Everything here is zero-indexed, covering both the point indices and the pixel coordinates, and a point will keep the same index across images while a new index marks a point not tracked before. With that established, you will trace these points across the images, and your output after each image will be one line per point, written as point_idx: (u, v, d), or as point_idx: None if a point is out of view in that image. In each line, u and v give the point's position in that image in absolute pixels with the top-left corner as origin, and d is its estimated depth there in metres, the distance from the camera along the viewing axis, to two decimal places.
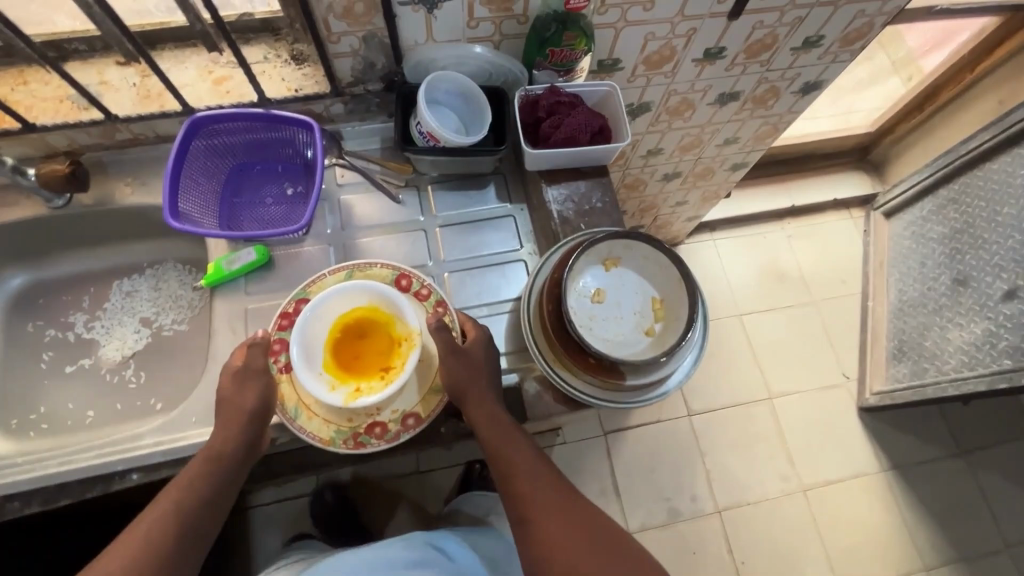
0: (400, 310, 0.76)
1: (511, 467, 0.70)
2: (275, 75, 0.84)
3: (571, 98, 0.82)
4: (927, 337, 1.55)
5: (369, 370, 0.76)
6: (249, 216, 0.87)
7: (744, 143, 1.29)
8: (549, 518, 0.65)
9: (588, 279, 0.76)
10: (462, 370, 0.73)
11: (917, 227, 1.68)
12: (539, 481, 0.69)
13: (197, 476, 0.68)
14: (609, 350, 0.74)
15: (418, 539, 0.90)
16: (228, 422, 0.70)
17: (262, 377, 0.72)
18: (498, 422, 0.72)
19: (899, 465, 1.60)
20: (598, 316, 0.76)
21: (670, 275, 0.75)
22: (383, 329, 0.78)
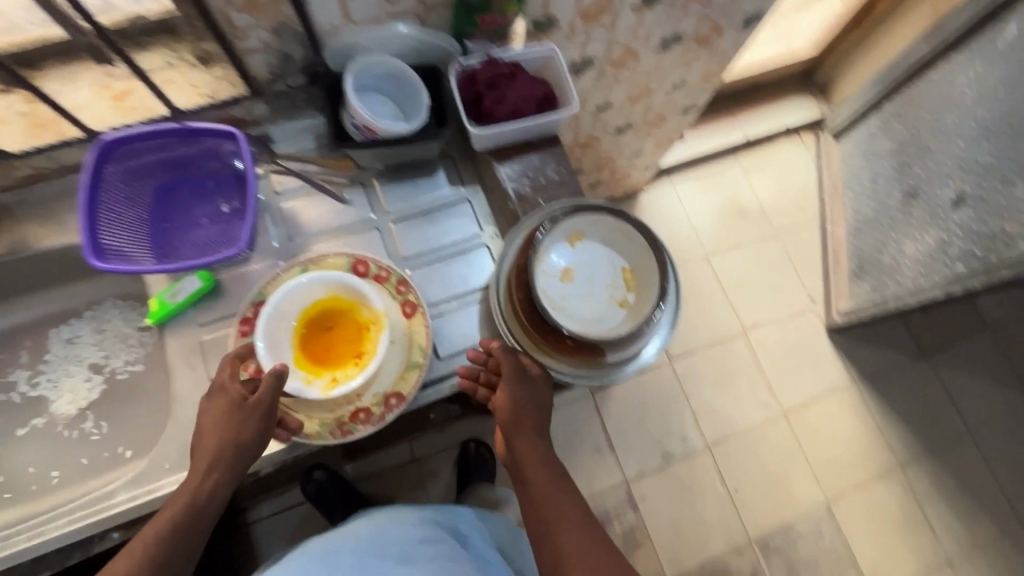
0: (364, 295, 0.72)
1: (549, 515, 0.64)
2: (183, 82, 0.76)
3: (510, 68, 0.77)
4: (885, 252, 1.58)
5: (342, 359, 0.73)
6: (186, 242, 0.80)
7: (692, 85, 1.26)
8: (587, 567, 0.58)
9: (555, 258, 0.74)
10: (521, 399, 0.71)
11: (868, 145, 1.71)
12: (582, 532, 0.62)
13: (184, 515, 0.62)
14: (586, 327, 0.73)
15: (430, 518, 0.85)
16: (223, 459, 0.65)
17: (267, 413, 0.67)
18: (543, 459, 0.68)
19: (869, 375, 1.68)
20: (570, 294, 0.74)
21: (637, 244, 0.73)
22: (348, 316, 0.74)
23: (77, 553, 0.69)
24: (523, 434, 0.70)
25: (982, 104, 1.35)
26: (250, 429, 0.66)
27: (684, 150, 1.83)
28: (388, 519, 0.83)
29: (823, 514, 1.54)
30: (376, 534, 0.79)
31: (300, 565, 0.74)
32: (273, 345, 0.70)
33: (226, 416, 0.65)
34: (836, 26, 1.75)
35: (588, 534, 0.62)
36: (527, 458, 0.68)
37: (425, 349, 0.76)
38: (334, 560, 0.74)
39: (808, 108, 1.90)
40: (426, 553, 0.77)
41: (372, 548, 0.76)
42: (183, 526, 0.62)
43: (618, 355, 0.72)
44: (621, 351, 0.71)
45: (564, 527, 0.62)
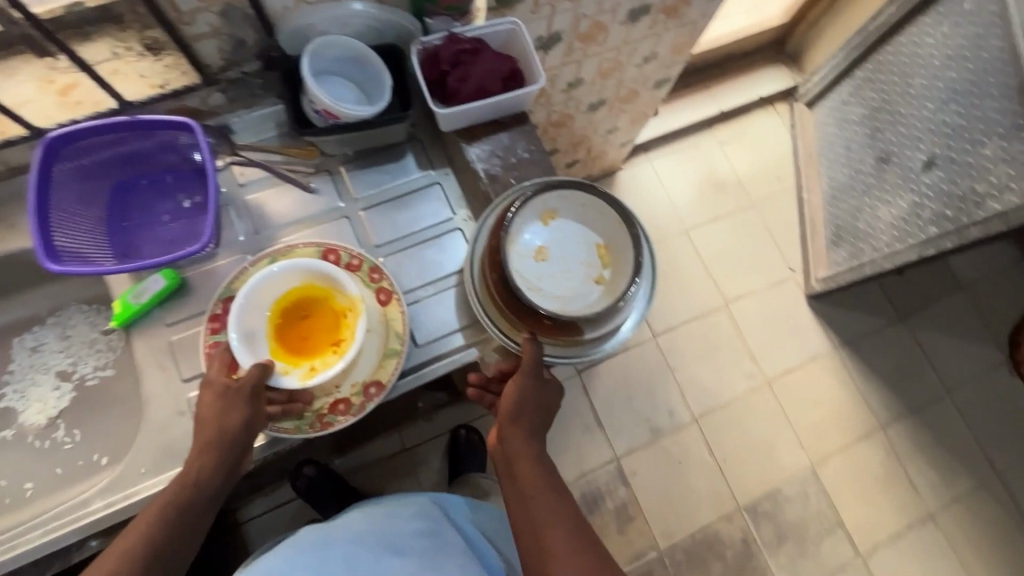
0: (338, 281, 0.71)
1: (536, 515, 0.64)
2: (130, 72, 0.73)
3: (473, 44, 0.75)
4: (860, 219, 1.60)
5: (320, 348, 0.72)
6: (148, 240, 0.77)
7: (662, 58, 1.25)
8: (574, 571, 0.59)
9: (529, 238, 0.73)
10: (523, 398, 0.70)
11: (840, 112, 1.72)
12: (566, 535, 0.62)
13: (176, 502, 0.62)
14: (562, 306, 0.72)
15: (425, 509, 0.82)
16: (211, 447, 0.64)
17: (252, 400, 0.65)
18: (535, 457, 0.68)
19: (849, 341, 1.71)
20: (545, 274, 0.74)
21: (609, 219, 0.73)
22: (324, 304, 0.73)
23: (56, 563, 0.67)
24: (518, 431, 0.69)
25: (950, 65, 1.36)
26: (234, 416, 0.64)
27: (659, 125, 1.82)
28: (381, 511, 0.80)
29: (809, 477, 1.57)
30: (370, 527, 0.77)
31: (290, 560, 0.71)
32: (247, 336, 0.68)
33: (212, 404, 0.64)
34: None
35: (577, 536, 0.62)
36: (520, 456, 0.68)
37: (403, 336, 0.75)
38: (327, 557, 0.72)
39: (781, 78, 1.90)
40: (421, 549, 0.75)
41: (366, 546, 0.74)
42: (175, 511, 0.61)
43: (595, 332, 0.72)
44: (597, 328, 0.71)
45: (552, 529, 0.62)
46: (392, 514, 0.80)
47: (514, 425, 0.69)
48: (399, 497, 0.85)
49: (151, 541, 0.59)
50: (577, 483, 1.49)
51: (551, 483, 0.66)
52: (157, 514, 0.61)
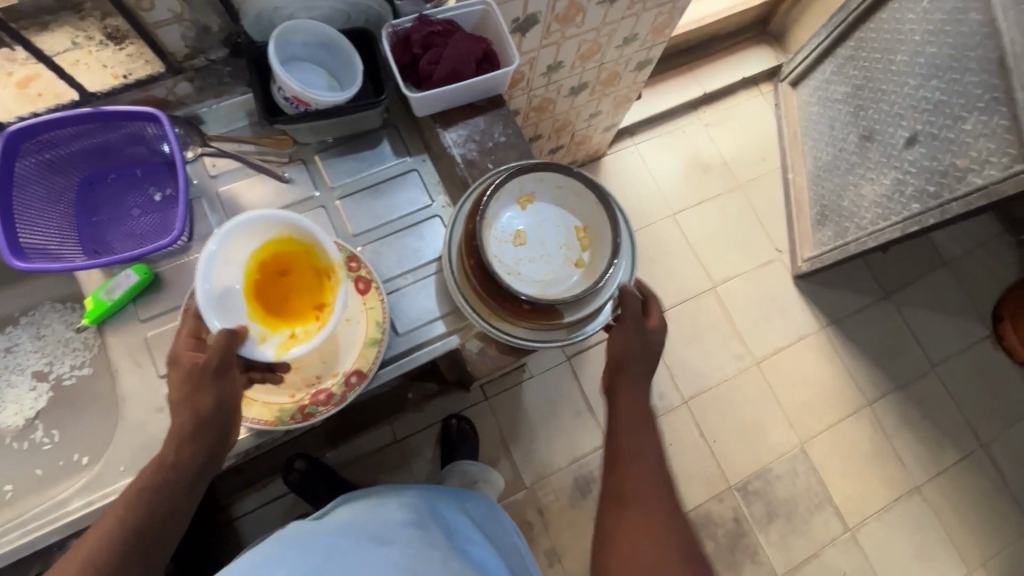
0: (318, 240, 0.66)
1: (629, 456, 0.66)
2: (93, 63, 0.69)
3: (444, 26, 0.73)
4: (845, 197, 1.60)
5: (301, 312, 0.68)
6: (118, 234, 0.75)
7: (642, 39, 1.24)
8: (651, 512, 0.61)
9: (506, 223, 0.73)
10: (635, 343, 0.71)
11: (823, 91, 1.71)
12: (653, 482, 0.64)
13: (152, 487, 0.60)
14: (542, 290, 0.72)
15: (411, 505, 0.81)
16: (184, 431, 0.61)
17: (223, 380, 0.61)
18: (636, 406, 0.70)
19: (836, 319, 1.72)
20: (524, 259, 0.74)
21: (587, 201, 0.72)
22: (304, 263, 0.69)
23: None
24: (625, 378, 0.71)
25: (930, 40, 1.36)
26: (205, 397, 0.61)
27: (644, 109, 1.81)
28: (366, 507, 0.79)
29: (798, 456, 1.59)
30: (353, 519, 0.75)
31: (269, 549, 0.69)
32: (222, 296, 0.64)
33: (180, 385, 0.61)
34: None
35: (659, 486, 0.64)
36: (623, 394, 0.70)
37: (383, 325, 0.74)
38: (306, 543, 0.70)
39: (765, 58, 1.89)
40: (403, 537, 0.73)
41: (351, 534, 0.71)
42: (152, 496, 0.60)
43: (574, 316, 0.72)
44: (577, 311, 0.71)
45: (638, 468, 0.65)
46: (377, 509, 0.78)
47: (623, 367, 0.71)
48: (387, 495, 0.84)
49: (128, 528, 0.58)
50: (569, 469, 1.49)
51: (647, 429, 0.68)
52: (133, 501, 0.59)
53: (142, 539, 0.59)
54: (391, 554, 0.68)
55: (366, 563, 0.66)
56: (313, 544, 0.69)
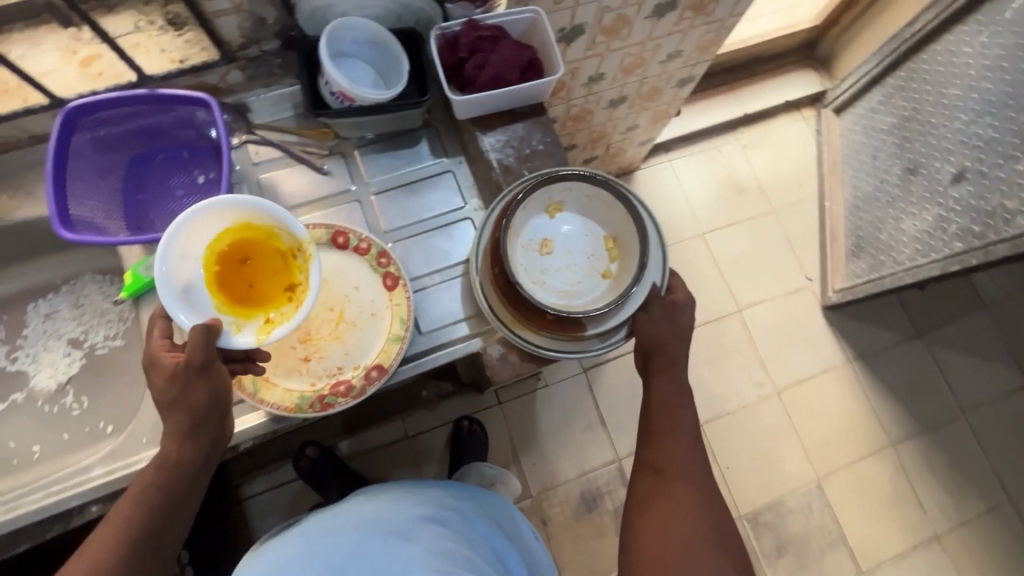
0: (279, 220, 0.64)
1: (664, 428, 0.72)
2: (152, 46, 0.72)
3: (493, 31, 0.74)
4: (883, 230, 1.56)
5: (272, 297, 0.66)
6: (161, 213, 0.77)
7: (687, 56, 1.23)
8: (686, 486, 0.68)
9: (533, 232, 0.74)
10: (666, 328, 0.74)
11: (868, 120, 1.67)
12: (686, 452, 0.71)
13: (157, 482, 0.62)
14: (566, 300, 0.73)
15: (432, 497, 0.83)
16: (180, 428, 0.62)
17: (208, 374, 0.61)
18: (674, 384, 0.73)
19: (863, 354, 1.67)
20: (550, 267, 0.74)
21: (616, 212, 0.73)
22: (267, 247, 0.66)
23: (56, 527, 0.68)
24: (663, 358, 0.74)
25: (987, 76, 1.32)
26: (196, 395, 0.61)
27: (681, 125, 1.79)
28: (388, 496, 0.81)
29: (814, 491, 1.55)
30: (376, 510, 0.77)
31: (302, 543, 0.72)
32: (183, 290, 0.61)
33: (165, 386, 0.61)
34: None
35: (693, 459, 0.70)
36: (662, 371, 0.74)
37: (407, 322, 0.74)
38: (336, 537, 0.72)
39: (809, 83, 1.86)
40: (426, 531, 0.75)
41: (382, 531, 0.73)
42: (158, 490, 0.62)
43: (598, 328, 0.71)
44: (601, 323, 0.71)
45: (674, 444, 0.71)
46: (398, 501, 0.80)
47: (655, 353, 0.74)
48: (406, 484, 0.85)
49: (137, 522, 0.60)
50: (577, 482, 1.48)
51: (686, 407, 0.73)
52: (139, 495, 0.61)
53: (154, 531, 0.61)
54: (420, 553, 0.71)
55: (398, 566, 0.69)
56: (340, 541, 0.71)
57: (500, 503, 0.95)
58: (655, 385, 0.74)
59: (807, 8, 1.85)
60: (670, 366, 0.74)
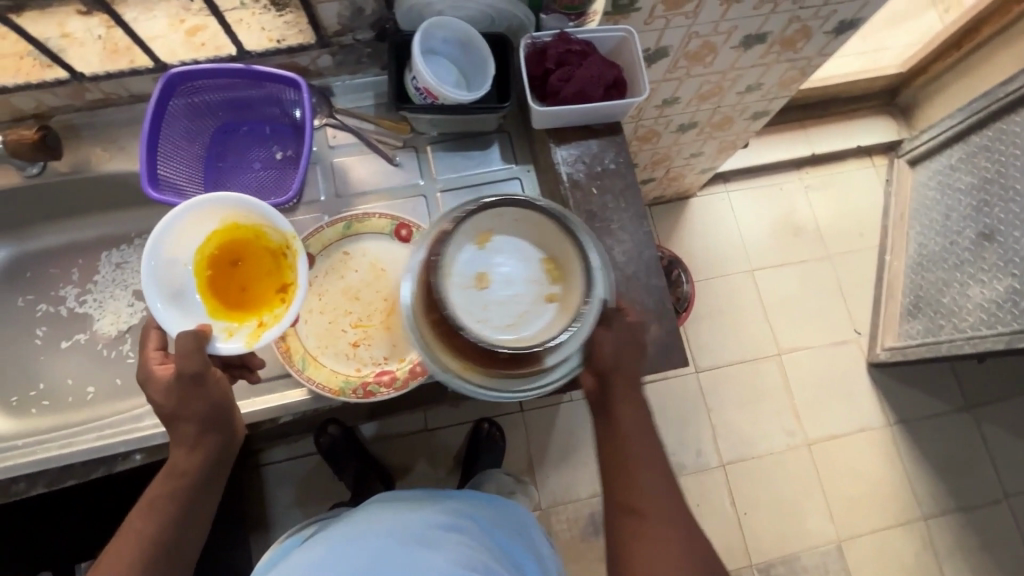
0: (262, 221, 0.70)
1: (631, 462, 0.65)
2: (253, 23, 0.74)
3: (582, 46, 0.74)
4: (945, 293, 1.49)
5: (264, 300, 0.71)
6: (236, 182, 0.80)
7: (767, 90, 1.20)
8: (663, 527, 0.63)
9: (463, 266, 0.63)
10: (628, 344, 0.66)
11: (944, 177, 1.58)
12: (658, 481, 0.65)
13: (166, 494, 0.63)
14: (518, 333, 0.62)
15: (451, 505, 0.85)
16: (184, 437, 0.64)
17: (204, 382, 0.64)
18: (637, 408, 0.67)
19: (905, 419, 1.60)
20: (491, 304, 0.63)
21: (552, 231, 0.64)
22: (259, 249, 0.72)
23: (101, 469, 0.70)
24: (624, 385, 0.66)
25: None
26: (196, 402, 0.63)
27: (745, 157, 1.75)
28: (401, 505, 0.84)
29: (833, 552, 1.48)
30: (390, 518, 0.80)
31: (324, 552, 0.76)
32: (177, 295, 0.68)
33: (164, 398, 0.63)
34: (928, 46, 1.64)
35: (665, 491, 0.65)
36: (624, 397, 0.66)
37: None
38: (355, 545, 0.76)
39: (885, 130, 1.80)
40: (445, 539, 0.78)
41: (401, 537, 0.76)
42: (168, 502, 0.63)
43: (557, 357, 0.63)
44: (559, 348, 0.63)
45: (644, 482, 0.65)
46: (416, 509, 0.83)
47: (615, 372, 0.66)
48: (419, 494, 0.88)
49: (150, 536, 0.61)
50: (587, 502, 1.46)
51: (649, 437, 0.67)
52: (148, 509, 0.63)
53: (168, 541, 0.62)
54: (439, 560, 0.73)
55: (419, 566, 0.73)
56: (360, 549, 0.75)
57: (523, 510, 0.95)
58: (615, 417, 0.66)
59: (893, 53, 1.79)
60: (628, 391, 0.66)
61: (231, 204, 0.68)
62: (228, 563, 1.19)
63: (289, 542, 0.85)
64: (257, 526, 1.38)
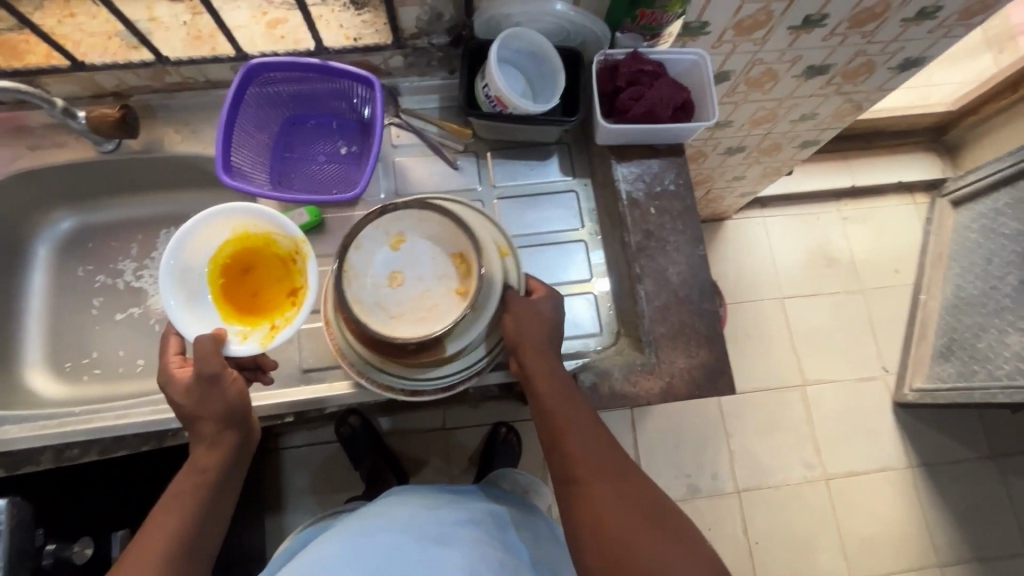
0: (274, 227, 0.71)
1: (562, 429, 0.66)
2: (333, 21, 0.77)
3: (655, 66, 0.74)
4: (980, 339, 1.43)
5: (274, 306, 0.72)
6: (301, 173, 0.82)
7: (820, 120, 1.19)
8: (604, 488, 0.62)
9: (378, 265, 0.68)
10: (531, 322, 0.68)
11: (987, 221, 1.50)
12: (590, 441, 0.65)
13: (188, 489, 0.64)
14: (428, 325, 0.65)
15: (468, 505, 0.86)
16: (204, 435, 0.65)
17: (223, 380, 0.65)
18: (554, 373, 0.67)
19: (928, 462, 1.57)
20: (405, 300, 0.68)
21: (451, 229, 0.68)
22: (271, 258, 0.74)
23: (150, 442, 0.73)
24: (536, 355, 0.67)
25: None
26: (216, 399, 0.64)
27: (784, 184, 1.74)
28: (418, 504, 0.84)
29: None
30: (407, 514, 0.80)
31: (340, 542, 0.75)
32: (190, 303, 0.69)
33: (183, 397, 0.65)
34: (982, 86, 1.61)
35: (603, 451, 0.65)
36: (540, 367, 0.67)
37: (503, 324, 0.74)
38: (369, 538, 0.75)
39: (928, 168, 1.77)
40: (456, 532, 0.78)
41: (411, 528, 0.77)
42: (191, 496, 0.64)
43: (460, 343, 0.67)
44: (462, 339, 0.67)
45: (577, 444, 0.64)
46: (432, 506, 0.84)
47: (524, 349, 0.67)
48: (437, 496, 0.89)
49: (172, 529, 0.61)
50: None
51: (574, 400, 0.67)
52: (170, 508, 0.63)
53: (192, 536, 0.62)
54: (447, 550, 0.73)
55: (429, 561, 0.71)
56: (373, 541, 0.74)
57: (539, 521, 0.95)
58: (535, 389, 0.67)
59: (944, 90, 1.76)
60: (542, 358, 0.68)
61: (245, 211, 0.69)
62: (245, 543, 1.21)
63: (316, 534, 0.88)
64: (273, 508, 1.40)
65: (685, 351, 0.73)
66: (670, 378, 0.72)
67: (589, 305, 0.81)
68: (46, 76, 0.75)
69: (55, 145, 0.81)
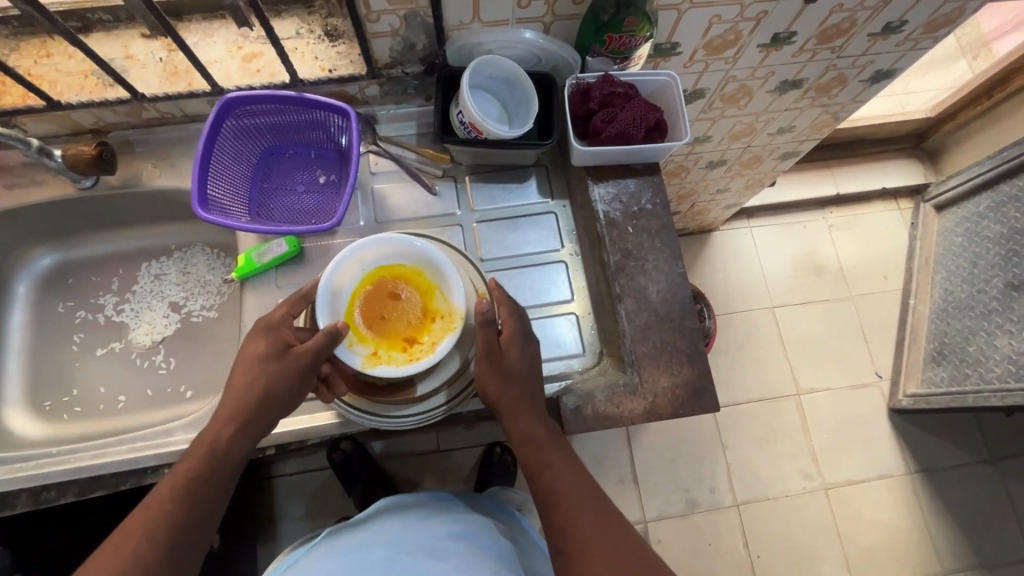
0: (448, 286, 0.70)
1: (555, 494, 0.63)
2: (307, 53, 0.77)
3: (626, 88, 0.75)
4: (971, 342, 1.43)
5: (393, 337, 0.69)
6: (280, 205, 0.83)
7: (798, 132, 1.21)
8: (598, 561, 0.58)
9: None
10: (509, 368, 0.68)
11: (971, 224, 1.51)
12: (585, 508, 0.62)
13: (200, 475, 0.60)
14: None
15: (460, 518, 0.85)
16: (244, 416, 0.63)
17: (303, 371, 0.64)
18: (541, 434, 0.67)
19: (927, 468, 1.56)
20: None
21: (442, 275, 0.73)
22: (417, 302, 0.71)
23: (128, 481, 0.71)
24: (523, 414, 0.67)
25: None
26: (281, 381, 0.63)
27: (768, 195, 1.76)
28: (408, 521, 0.82)
29: None
30: (398, 533, 0.78)
31: (333, 559, 0.73)
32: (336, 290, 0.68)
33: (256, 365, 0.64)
34: (958, 93, 1.64)
35: (596, 518, 0.61)
36: (525, 424, 0.67)
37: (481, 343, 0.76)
38: (363, 556, 0.73)
39: (910, 174, 1.79)
40: (452, 547, 0.76)
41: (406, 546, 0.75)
42: (199, 485, 0.60)
43: (433, 381, 0.71)
44: (434, 380, 0.71)
45: (569, 509, 0.62)
46: (424, 522, 0.82)
47: (503, 403, 0.67)
48: (427, 510, 0.86)
49: (172, 519, 0.57)
50: None
51: (565, 464, 0.65)
52: (178, 490, 0.59)
53: (187, 532, 0.58)
54: (446, 566, 0.71)
55: None
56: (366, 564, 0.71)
57: (528, 536, 0.93)
58: (522, 452, 0.66)
59: (920, 97, 1.79)
60: (530, 416, 0.67)
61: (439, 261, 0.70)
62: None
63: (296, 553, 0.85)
64: (264, 539, 1.37)
65: (667, 369, 0.72)
66: (653, 398, 0.71)
67: (571, 325, 0.81)
68: (22, 116, 0.75)
69: (33, 183, 0.81)
